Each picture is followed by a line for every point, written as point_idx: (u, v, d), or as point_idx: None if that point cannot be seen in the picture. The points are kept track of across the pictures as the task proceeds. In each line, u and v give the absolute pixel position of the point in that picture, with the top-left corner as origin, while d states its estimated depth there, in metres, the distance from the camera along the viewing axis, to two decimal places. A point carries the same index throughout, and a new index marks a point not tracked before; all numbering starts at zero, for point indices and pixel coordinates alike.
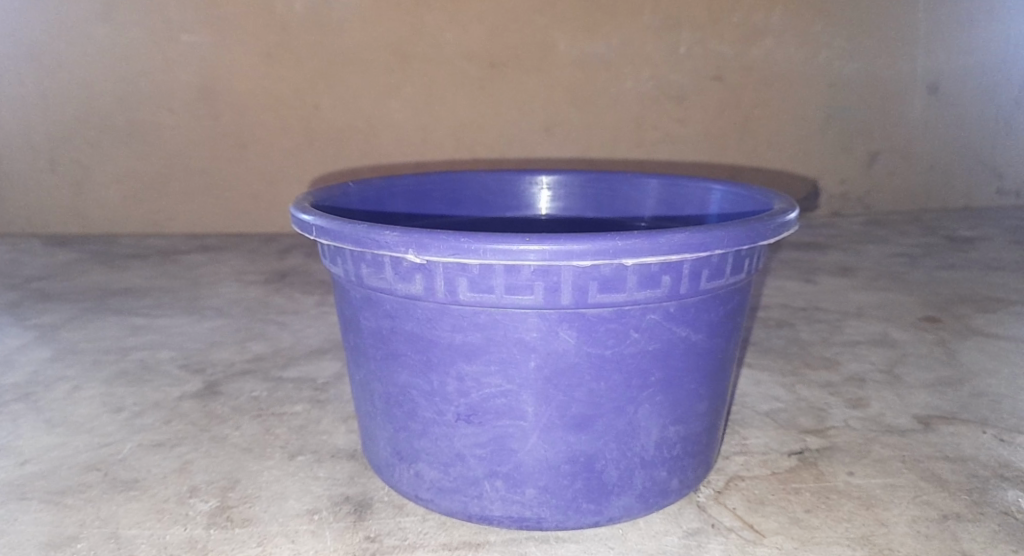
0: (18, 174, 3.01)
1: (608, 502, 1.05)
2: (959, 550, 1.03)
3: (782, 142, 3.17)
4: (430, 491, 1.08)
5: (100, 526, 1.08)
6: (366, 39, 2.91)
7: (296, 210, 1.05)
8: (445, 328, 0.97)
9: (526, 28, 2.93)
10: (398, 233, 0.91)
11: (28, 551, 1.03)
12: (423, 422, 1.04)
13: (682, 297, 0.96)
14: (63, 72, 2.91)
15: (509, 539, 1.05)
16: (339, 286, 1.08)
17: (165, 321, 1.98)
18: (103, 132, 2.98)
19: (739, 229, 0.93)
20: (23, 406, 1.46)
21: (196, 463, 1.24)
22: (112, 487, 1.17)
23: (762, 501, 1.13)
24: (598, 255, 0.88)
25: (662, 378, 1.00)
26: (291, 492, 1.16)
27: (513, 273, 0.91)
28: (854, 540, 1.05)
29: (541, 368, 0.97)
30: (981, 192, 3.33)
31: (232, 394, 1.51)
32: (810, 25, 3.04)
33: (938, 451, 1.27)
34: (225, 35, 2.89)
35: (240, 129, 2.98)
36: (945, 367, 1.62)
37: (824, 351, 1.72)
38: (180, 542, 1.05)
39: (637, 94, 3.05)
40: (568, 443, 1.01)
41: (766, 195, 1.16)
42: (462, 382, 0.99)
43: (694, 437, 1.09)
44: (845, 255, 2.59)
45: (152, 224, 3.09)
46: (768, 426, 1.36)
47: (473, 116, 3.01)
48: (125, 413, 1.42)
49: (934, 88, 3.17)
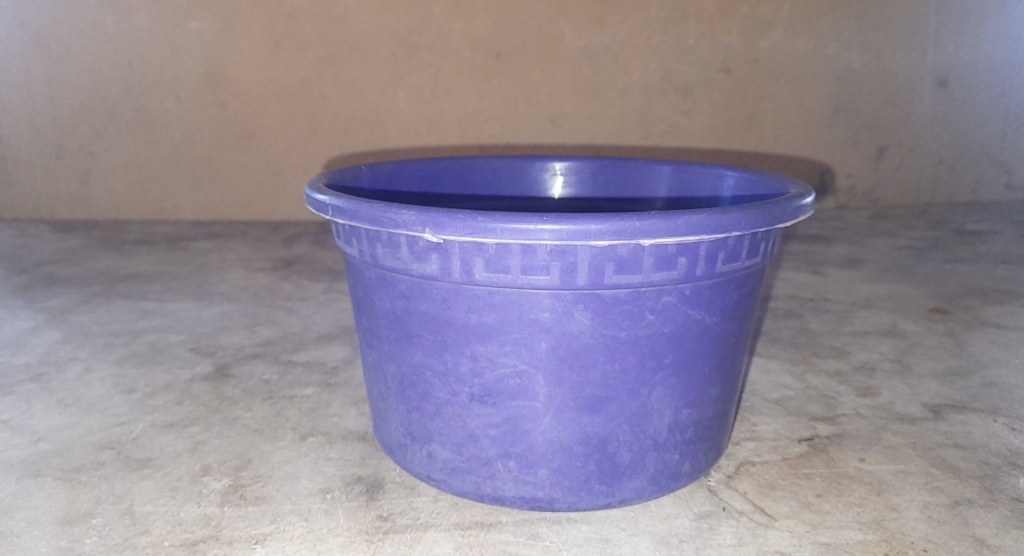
0: (26, 160, 3.01)
1: (620, 484, 1.05)
2: (971, 535, 1.03)
3: (790, 134, 3.17)
4: (442, 472, 1.08)
5: (114, 503, 1.09)
6: (374, 28, 2.91)
7: (311, 191, 1.05)
8: (460, 308, 0.97)
9: (534, 18, 2.93)
10: (414, 212, 0.91)
11: (44, 527, 1.04)
12: (436, 403, 1.04)
13: (698, 279, 0.96)
14: (71, 59, 2.91)
15: (521, 520, 1.05)
16: (353, 266, 1.09)
17: (174, 306, 1.99)
18: (110, 119, 2.99)
19: (756, 211, 0.93)
20: (35, 387, 1.46)
21: (207, 443, 1.25)
22: (125, 465, 1.18)
23: (773, 486, 1.13)
24: (615, 236, 0.88)
25: (676, 361, 1.01)
26: (303, 472, 1.16)
27: (530, 254, 0.91)
28: (866, 524, 1.05)
29: (555, 349, 0.97)
30: (989, 186, 3.32)
31: (243, 377, 1.51)
32: (819, 18, 3.03)
33: (949, 439, 1.27)
34: (233, 23, 2.89)
35: (248, 118, 2.99)
36: (955, 357, 1.62)
37: (833, 341, 1.72)
38: (194, 519, 1.05)
39: (645, 86, 3.05)
40: (581, 424, 1.01)
41: (780, 181, 1.17)
42: (476, 362, 0.99)
43: (706, 421, 1.09)
44: (853, 248, 2.59)
45: (159, 211, 3.10)
46: (777, 413, 1.36)
47: (481, 107, 3.01)
48: (136, 394, 1.43)
49: (943, 82, 3.16)
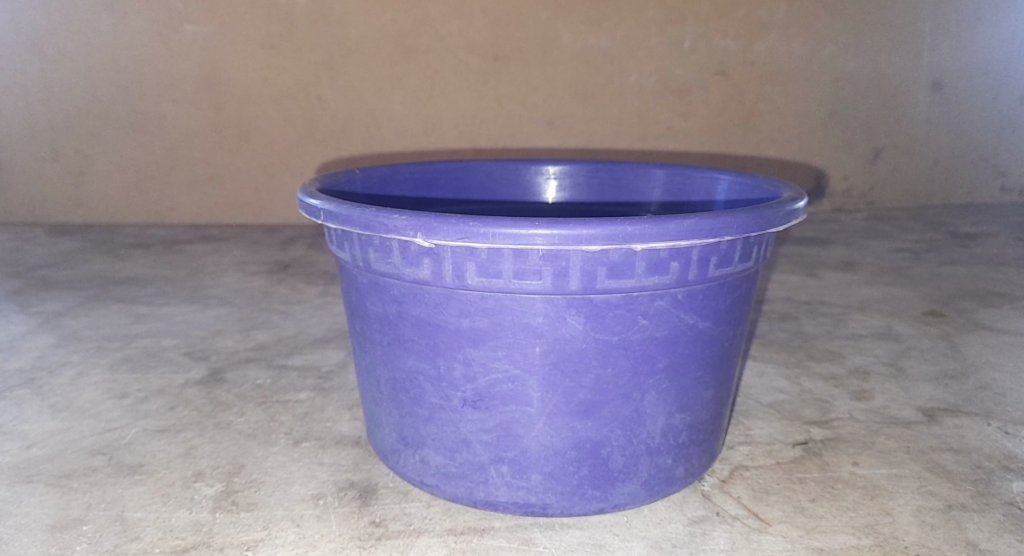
0: (21, 163, 3.00)
1: (613, 489, 1.05)
2: (964, 540, 1.03)
3: (786, 137, 3.17)
4: (435, 477, 1.08)
5: (105, 509, 1.08)
6: (369, 30, 2.91)
7: (303, 195, 1.05)
8: (453, 312, 0.97)
9: (530, 21, 2.93)
10: (406, 217, 0.91)
11: (34, 533, 1.03)
12: (429, 408, 1.04)
13: (690, 283, 0.96)
14: (66, 62, 2.91)
15: (514, 525, 1.05)
16: (346, 271, 1.09)
17: (168, 310, 1.98)
18: (105, 122, 2.98)
19: (748, 215, 0.93)
20: (28, 391, 1.46)
21: (200, 448, 1.24)
22: (117, 471, 1.18)
23: (766, 491, 1.13)
24: (607, 240, 0.88)
25: (669, 365, 1.01)
26: (296, 478, 1.16)
27: (521, 258, 0.91)
28: (859, 528, 1.05)
29: (548, 354, 0.97)
30: (984, 189, 3.33)
31: (237, 381, 1.51)
32: (814, 21, 3.04)
33: (943, 443, 1.27)
34: (228, 26, 2.88)
35: (243, 120, 2.98)
36: (950, 360, 1.61)
37: (828, 344, 1.72)
38: (185, 525, 1.05)
39: (641, 88, 3.05)
40: (574, 429, 1.01)
41: (773, 185, 1.16)
42: (468, 366, 0.99)
43: (700, 425, 1.09)
44: (848, 250, 2.59)
45: (155, 214, 3.09)
46: (772, 416, 1.36)
47: (477, 109, 3.01)
48: (129, 399, 1.42)
49: (938, 85, 3.16)
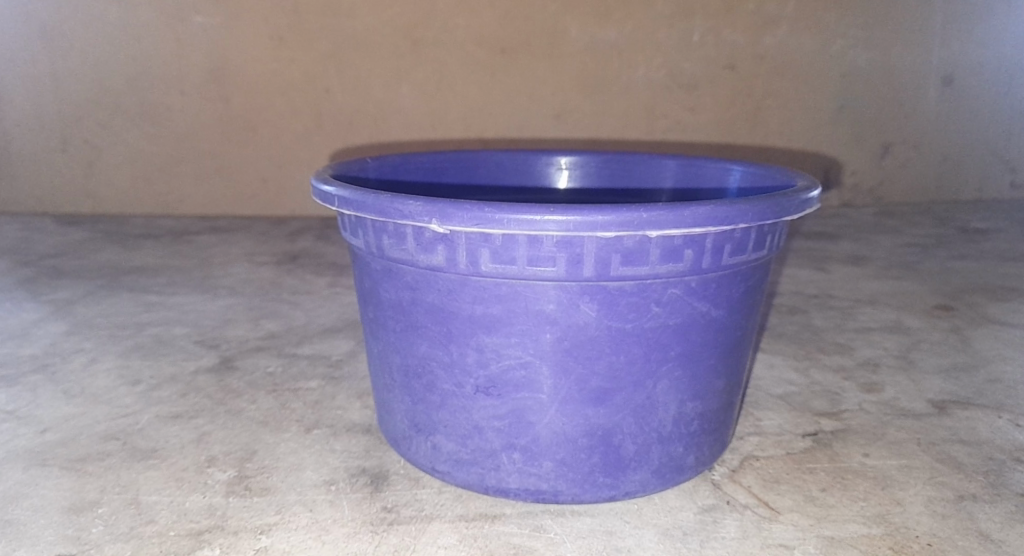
0: (29, 154, 3.01)
1: (624, 476, 1.06)
2: (976, 530, 1.03)
3: (794, 131, 3.16)
4: (446, 464, 1.09)
5: (119, 492, 1.09)
6: (378, 22, 2.91)
7: (316, 182, 1.05)
8: (466, 299, 0.97)
9: (539, 14, 2.93)
10: (421, 203, 0.91)
11: (50, 515, 1.04)
12: (441, 394, 1.04)
13: (704, 271, 0.96)
14: (76, 52, 2.92)
15: (525, 512, 1.06)
16: (359, 259, 1.09)
17: (178, 299, 1.99)
18: (115, 114, 2.99)
19: (763, 204, 0.93)
20: (40, 378, 1.47)
21: (213, 435, 1.25)
22: (131, 455, 1.19)
23: (777, 480, 1.13)
24: (622, 226, 0.88)
25: (682, 353, 1.01)
26: (308, 464, 1.17)
27: (536, 245, 0.91)
28: (870, 518, 1.05)
29: (560, 341, 0.97)
30: (993, 184, 3.30)
31: (247, 369, 1.51)
32: (824, 15, 3.03)
33: (954, 434, 1.27)
34: (238, 18, 2.89)
35: (252, 112, 2.99)
36: (960, 353, 1.61)
37: (837, 337, 1.72)
38: (199, 509, 1.06)
39: (649, 81, 3.04)
40: (586, 416, 1.01)
41: (788, 174, 1.16)
42: (481, 353, 1.00)
43: (711, 415, 1.09)
44: (856, 245, 2.58)
45: (164, 204, 3.10)
46: (781, 408, 1.36)
47: (485, 101, 3.01)
48: (141, 386, 1.43)
49: (948, 79, 3.15)
